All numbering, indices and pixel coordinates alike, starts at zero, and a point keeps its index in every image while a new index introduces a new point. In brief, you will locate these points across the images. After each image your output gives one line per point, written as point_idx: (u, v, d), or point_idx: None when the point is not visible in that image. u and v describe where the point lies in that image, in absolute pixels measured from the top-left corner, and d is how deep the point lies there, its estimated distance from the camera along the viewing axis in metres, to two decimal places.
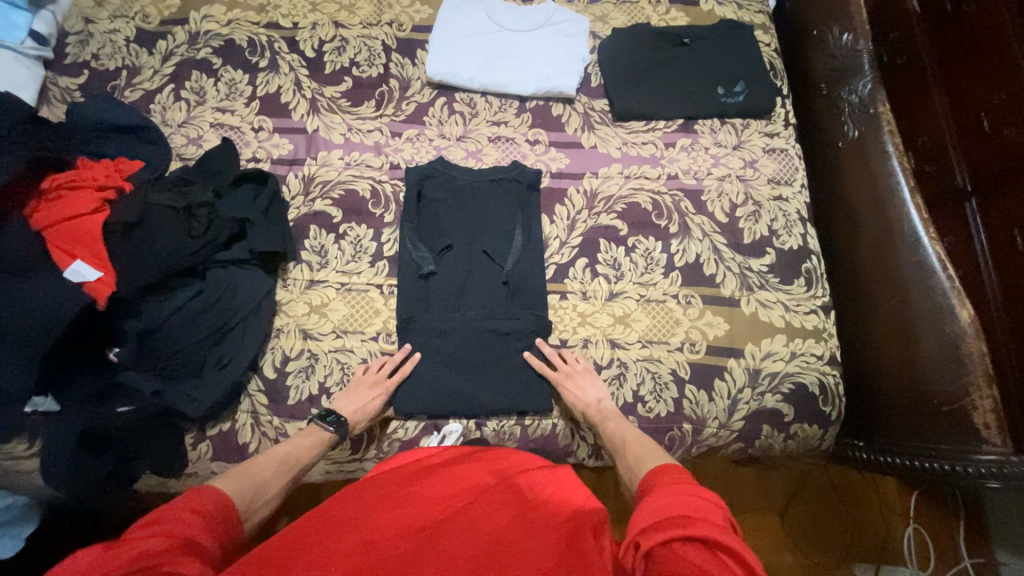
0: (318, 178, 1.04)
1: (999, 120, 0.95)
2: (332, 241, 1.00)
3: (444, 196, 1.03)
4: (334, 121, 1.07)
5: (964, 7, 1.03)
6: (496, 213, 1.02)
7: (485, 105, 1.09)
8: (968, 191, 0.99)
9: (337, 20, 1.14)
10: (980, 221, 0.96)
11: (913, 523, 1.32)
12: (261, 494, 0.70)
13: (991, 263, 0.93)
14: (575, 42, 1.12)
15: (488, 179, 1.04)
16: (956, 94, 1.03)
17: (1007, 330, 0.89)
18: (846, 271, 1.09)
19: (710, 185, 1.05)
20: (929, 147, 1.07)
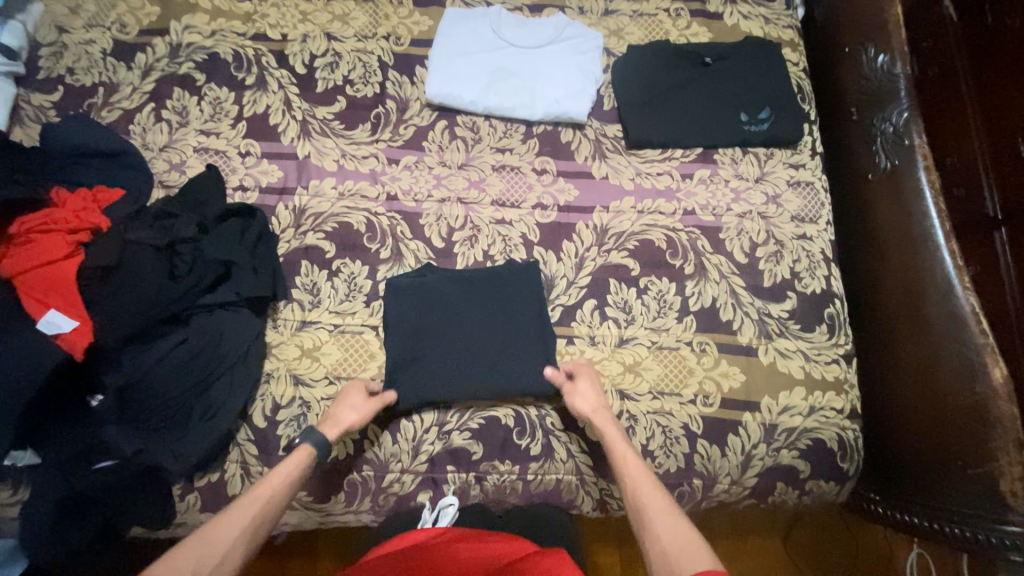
0: (310, 210, 0.97)
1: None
2: (325, 278, 0.94)
3: (436, 309, 0.91)
4: (327, 146, 1.00)
5: (1008, 18, 0.92)
6: (510, 324, 0.91)
7: (488, 129, 1.02)
8: (998, 221, 0.91)
9: (329, 32, 1.06)
10: (1010, 252, 0.89)
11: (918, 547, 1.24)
12: (227, 561, 0.67)
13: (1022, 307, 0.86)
14: (588, 60, 1.03)
15: (487, 286, 0.92)
16: (993, 116, 0.93)
17: None
18: (869, 311, 1.02)
19: (730, 222, 0.98)
20: (959, 168, 0.98)
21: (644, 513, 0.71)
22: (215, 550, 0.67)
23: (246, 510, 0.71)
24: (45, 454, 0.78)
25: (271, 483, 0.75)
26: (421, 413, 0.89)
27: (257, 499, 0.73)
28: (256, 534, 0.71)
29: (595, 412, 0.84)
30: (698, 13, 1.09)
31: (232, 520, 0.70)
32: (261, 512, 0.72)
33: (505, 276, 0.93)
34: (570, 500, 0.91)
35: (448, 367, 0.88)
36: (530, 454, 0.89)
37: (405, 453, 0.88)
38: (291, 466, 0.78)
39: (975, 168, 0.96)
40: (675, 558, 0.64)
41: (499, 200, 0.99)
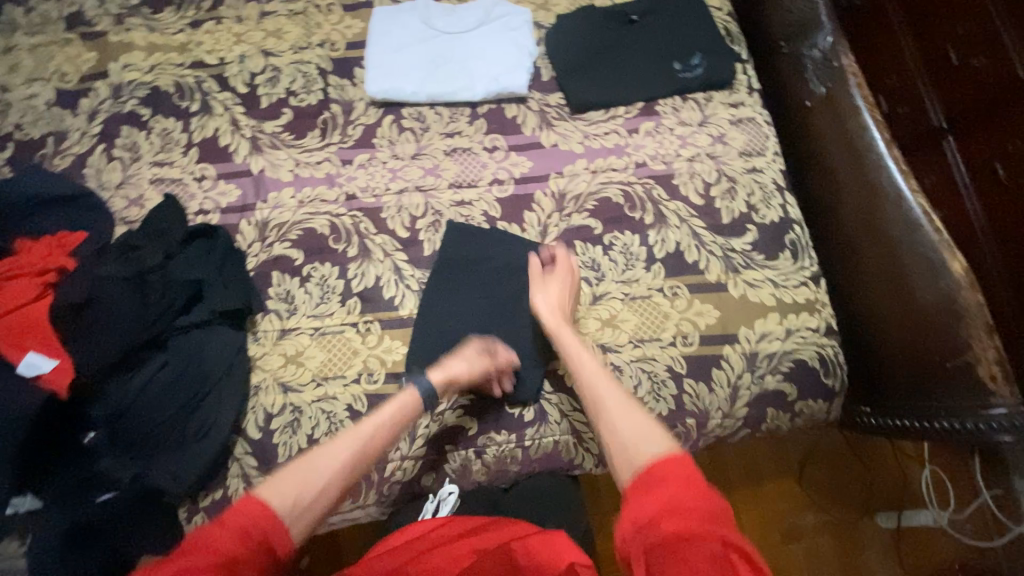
0: (273, 222, 0.98)
1: (966, 53, 1.01)
2: (298, 285, 0.96)
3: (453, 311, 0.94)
4: (280, 158, 1.01)
5: None
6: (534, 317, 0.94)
7: (435, 117, 1.03)
8: (946, 130, 1.08)
9: (265, 49, 1.07)
10: (961, 157, 1.04)
11: (929, 465, 1.33)
12: (323, 492, 0.73)
13: (977, 195, 1.01)
14: (519, 36, 1.04)
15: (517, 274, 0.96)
16: (920, 32, 1.10)
17: (1002, 269, 0.96)
18: (836, 238, 1.05)
19: (681, 168, 1.01)
20: (899, 88, 1.16)
21: (606, 409, 0.77)
22: (315, 471, 0.73)
23: (349, 441, 0.77)
24: (46, 492, 0.80)
25: (378, 422, 0.81)
26: (411, 399, 0.91)
27: (365, 432, 0.79)
28: (357, 468, 0.77)
29: (552, 318, 0.88)
30: None
31: (342, 448, 0.76)
32: (365, 453, 0.78)
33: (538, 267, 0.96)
34: (571, 461, 0.92)
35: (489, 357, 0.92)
36: (525, 421, 0.91)
37: (403, 441, 0.90)
38: (404, 402, 0.84)
39: (916, 88, 1.13)
40: (641, 450, 0.70)
41: (456, 183, 1.00)
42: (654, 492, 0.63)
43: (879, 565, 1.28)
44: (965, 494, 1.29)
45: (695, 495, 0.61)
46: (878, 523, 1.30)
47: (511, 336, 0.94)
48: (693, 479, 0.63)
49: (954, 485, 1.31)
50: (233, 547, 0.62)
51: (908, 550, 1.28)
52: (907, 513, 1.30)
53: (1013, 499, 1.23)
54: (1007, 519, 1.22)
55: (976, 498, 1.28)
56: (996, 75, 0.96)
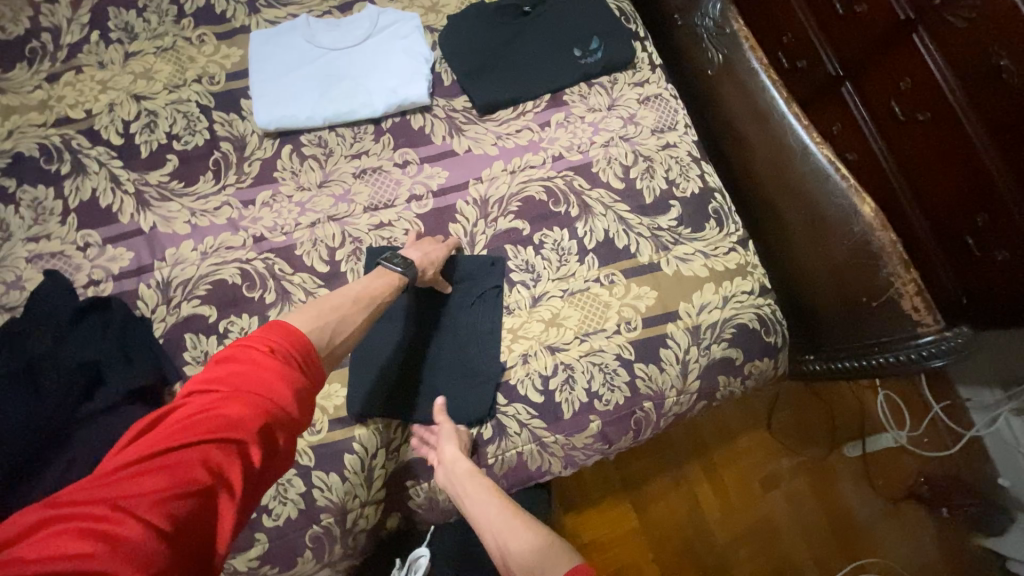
0: (177, 281, 0.90)
1: None
2: (216, 344, 0.88)
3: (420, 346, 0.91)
4: (173, 211, 0.92)
5: None
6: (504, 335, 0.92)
7: (337, 140, 0.97)
8: (841, 76, 1.03)
9: (135, 92, 0.97)
10: None
11: (882, 390, 1.40)
12: (323, 341, 0.68)
13: None
14: (412, 43, 0.99)
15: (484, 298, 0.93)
16: None
17: None
18: (755, 198, 1.07)
19: (597, 155, 1.00)
20: None
21: (495, 530, 0.69)
22: (304, 330, 0.67)
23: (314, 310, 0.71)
24: None
25: (371, 282, 0.81)
26: (361, 441, 0.86)
27: (360, 293, 0.78)
28: (358, 321, 0.75)
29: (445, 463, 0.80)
30: None
31: (299, 322, 0.68)
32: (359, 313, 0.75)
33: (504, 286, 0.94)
34: (538, 469, 0.90)
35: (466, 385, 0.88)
36: (484, 438, 0.88)
37: (359, 488, 0.85)
38: (384, 279, 0.82)
39: None
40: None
41: (371, 205, 0.95)
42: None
43: (855, 494, 1.34)
44: (918, 410, 1.39)
45: None
46: (845, 454, 1.36)
47: (455, 354, 0.90)
48: None
49: (908, 404, 1.39)
50: (234, 411, 0.55)
51: (877, 473, 1.36)
52: (870, 440, 1.37)
53: (959, 407, 1.36)
54: (958, 428, 1.34)
55: (928, 412, 1.38)
56: (879, 18, 0.92)
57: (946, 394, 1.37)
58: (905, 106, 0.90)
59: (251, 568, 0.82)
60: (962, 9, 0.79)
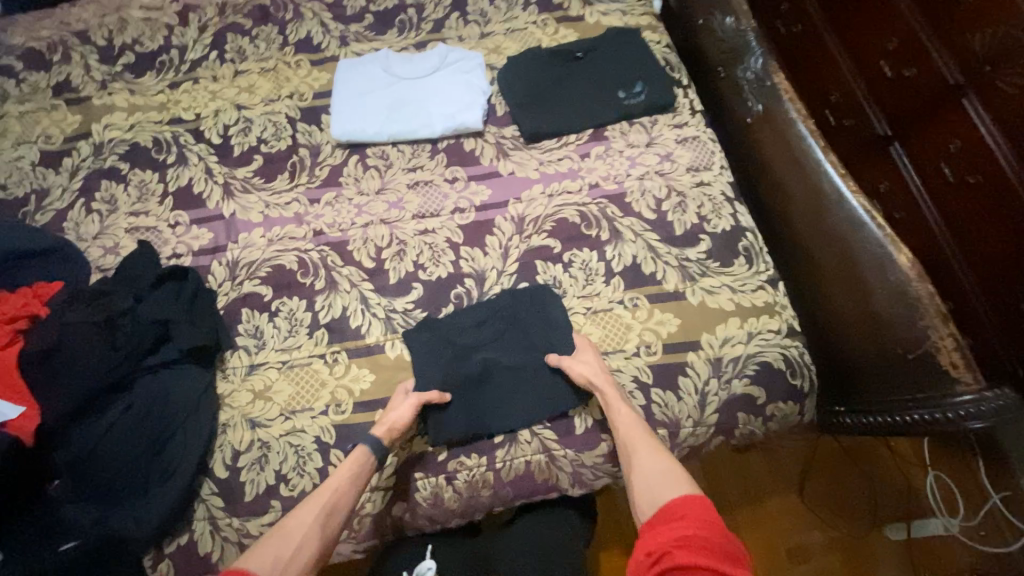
0: (243, 261, 1.02)
1: (897, 65, 1.15)
2: (266, 320, 0.98)
3: (476, 395, 0.91)
4: (250, 202, 1.06)
5: None
6: (530, 342, 0.95)
7: (398, 154, 1.09)
8: (890, 136, 1.19)
9: (238, 103, 1.15)
10: (907, 159, 1.14)
11: (932, 470, 1.29)
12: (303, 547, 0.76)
13: (927, 195, 1.10)
14: (473, 77, 1.12)
15: (478, 329, 0.96)
16: (855, 51, 1.25)
17: (968, 257, 1.02)
18: (790, 242, 1.08)
19: (632, 186, 1.06)
20: (841, 101, 1.30)
21: (632, 441, 0.84)
22: (291, 541, 0.76)
23: (317, 504, 0.80)
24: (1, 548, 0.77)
25: (336, 483, 0.82)
26: None
27: (325, 494, 0.81)
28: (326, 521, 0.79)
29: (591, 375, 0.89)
30: (562, 19, 1.20)
31: (304, 516, 0.78)
32: (327, 509, 0.79)
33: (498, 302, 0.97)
34: (544, 482, 0.91)
35: (538, 390, 0.92)
36: (495, 442, 0.90)
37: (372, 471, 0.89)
38: (349, 470, 0.83)
39: (856, 96, 1.26)
40: (659, 493, 0.77)
41: (419, 213, 1.05)
42: (665, 530, 0.72)
43: None
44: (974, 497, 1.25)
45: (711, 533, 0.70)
46: (888, 537, 1.25)
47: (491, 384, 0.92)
48: (705, 517, 0.72)
49: (964, 492, 1.26)
50: None
51: (924, 563, 1.23)
52: (915, 524, 1.26)
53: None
54: (1021, 523, 1.17)
55: (986, 502, 1.23)
56: (931, 85, 1.07)
57: (1006, 483, 1.21)
58: (955, 166, 1.03)
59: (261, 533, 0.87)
60: (1015, 77, 0.91)
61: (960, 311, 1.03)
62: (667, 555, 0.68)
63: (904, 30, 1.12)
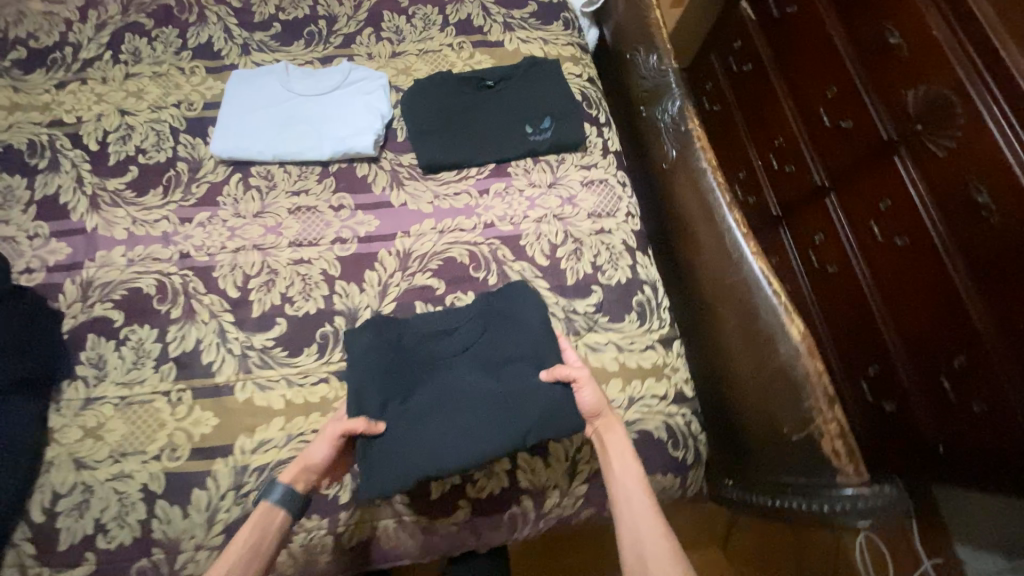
0: (97, 281, 0.94)
1: (836, 118, 1.20)
2: (112, 348, 0.91)
3: (427, 419, 0.79)
4: (117, 216, 0.99)
5: (789, 12, 1.33)
6: (514, 355, 0.84)
7: (283, 176, 1.02)
8: (827, 187, 1.25)
9: (123, 108, 1.07)
10: (840, 212, 1.21)
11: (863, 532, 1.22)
12: None
13: (858, 251, 1.16)
14: (374, 99, 1.05)
15: (445, 341, 0.86)
16: (801, 100, 1.31)
17: (887, 318, 1.08)
18: (699, 300, 1.02)
19: (528, 229, 0.99)
20: (786, 148, 1.37)
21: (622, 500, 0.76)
22: None
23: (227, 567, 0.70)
24: None
25: (244, 542, 0.72)
26: (216, 478, 0.83)
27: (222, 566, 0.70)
28: None
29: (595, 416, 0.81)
30: (480, 44, 1.13)
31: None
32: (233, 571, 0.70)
33: (470, 312, 0.88)
34: (392, 549, 0.83)
35: (507, 413, 0.78)
36: (340, 503, 0.82)
37: (199, 527, 0.81)
38: (269, 523, 0.74)
39: (798, 145, 1.33)
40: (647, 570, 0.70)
41: (296, 241, 0.98)
42: None
43: None
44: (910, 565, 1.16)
45: None
46: None
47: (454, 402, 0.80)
48: None
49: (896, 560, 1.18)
50: None
51: None
52: None
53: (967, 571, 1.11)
54: None
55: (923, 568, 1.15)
56: (865, 138, 1.13)
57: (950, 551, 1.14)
58: (884, 226, 1.09)
59: None
60: (944, 141, 0.96)
61: (883, 373, 1.10)
62: None
63: (842, 83, 1.18)
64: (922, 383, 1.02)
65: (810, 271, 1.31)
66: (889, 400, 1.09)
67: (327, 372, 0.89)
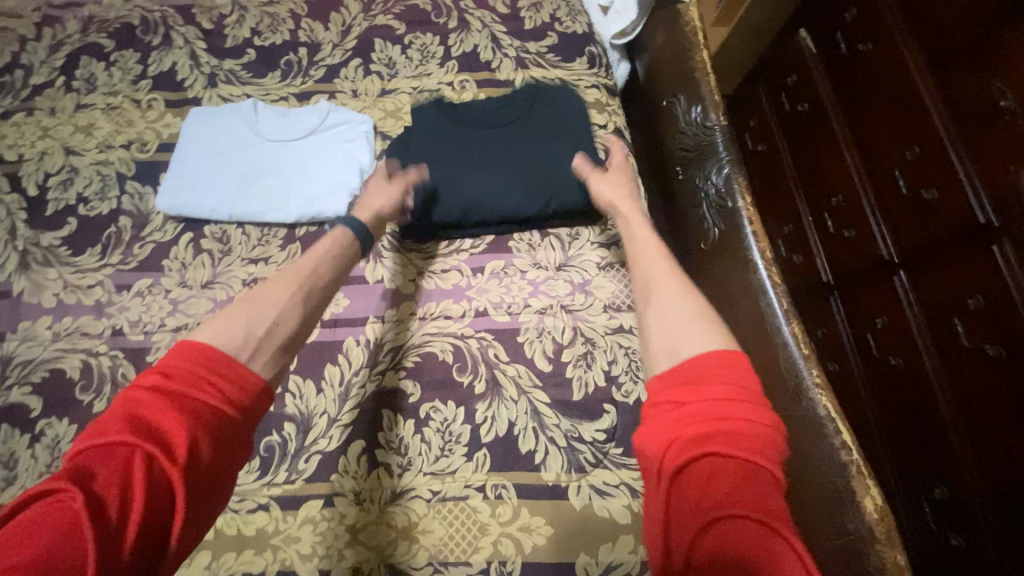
0: (16, 359, 0.80)
1: (915, 180, 0.91)
2: (22, 446, 0.76)
3: (467, 141, 0.87)
4: (48, 279, 0.84)
5: (859, 45, 1.02)
6: (558, 134, 0.88)
7: (240, 237, 0.85)
8: (896, 264, 0.96)
9: (69, 145, 0.92)
10: (912, 298, 0.92)
11: None
12: (278, 322, 0.63)
13: (934, 354, 0.88)
14: (353, 148, 0.88)
15: (496, 119, 0.89)
16: (866, 149, 1.01)
17: (966, 447, 0.83)
18: None
19: (528, 321, 0.82)
20: (844, 206, 1.07)
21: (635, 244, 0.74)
22: (262, 309, 0.62)
23: (290, 279, 0.67)
24: None
25: (311, 259, 0.71)
26: None
27: (302, 271, 0.69)
28: (301, 307, 0.66)
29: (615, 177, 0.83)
30: (486, 83, 0.94)
31: (278, 286, 0.66)
32: (300, 283, 0.68)
33: (519, 92, 0.91)
34: None
35: (534, 188, 0.84)
36: None
37: None
38: (328, 243, 0.74)
39: (859, 205, 1.03)
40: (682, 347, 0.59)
41: None
42: (687, 396, 0.54)
43: None
44: None
45: (746, 401, 0.51)
46: None
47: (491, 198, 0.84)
48: (743, 376, 0.54)
49: None
50: None
51: None
52: None
53: None
54: None
55: None
56: (952, 213, 0.84)
57: None
58: (972, 327, 0.82)
59: None
60: None
61: (955, 501, 0.86)
62: (689, 436, 0.50)
63: (928, 137, 0.88)
64: (1009, 535, 0.78)
65: (863, 355, 1.04)
66: (955, 531, 0.86)
67: (269, 496, 0.73)
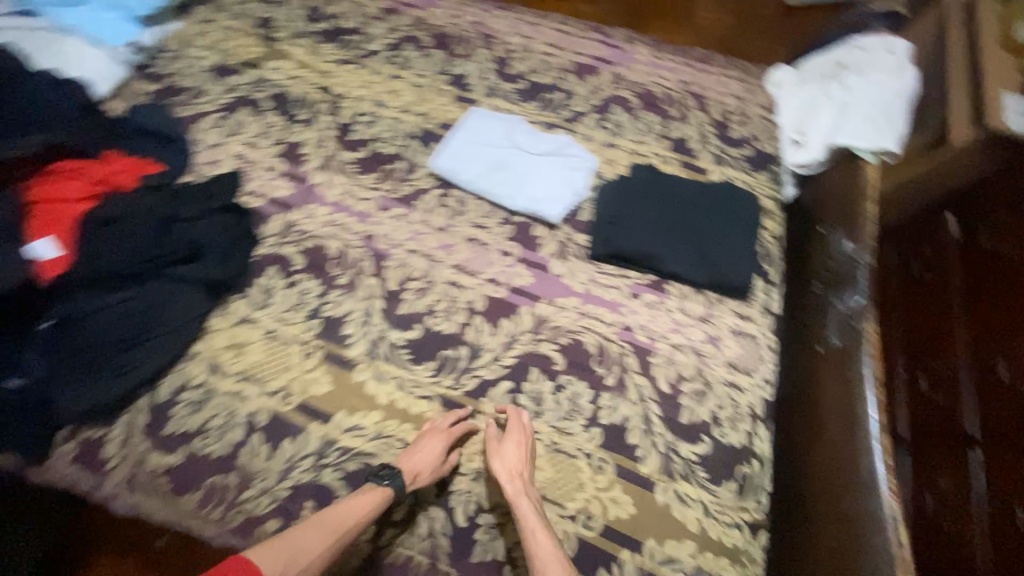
0: (296, 226, 1.10)
1: (1014, 372, 1.00)
2: (280, 285, 1.04)
3: (664, 213, 1.10)
4: (335, 182, 1.16)
5: (984, 240, 1.15)
6: (734, 234, 1.09)
7: (474, 206, 1.13)
8: (976, 439, 1.04)
9: (379, 99, 1.27)
10: (984, 474, 1.00)
11: None
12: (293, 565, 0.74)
13: (991, 530, 0.95)
14: (577, 177, 1.15)
15: (689, 202, 1.12)
16: (974, 329, 1.11)
17: None
18: (806, 503, 0.95)
19: (662, 349, 1.00)
20: (941, 373, 1.18)
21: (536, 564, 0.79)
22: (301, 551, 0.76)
23: (324, 528, 0.78)
24: None
25: (350, 513, 0.81)
26: (306, 438, 0.91)
27: (337, 525, 0.79)
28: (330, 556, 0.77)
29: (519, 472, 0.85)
30: (686, 165, 1.20)
31: (313, 538, 0.77)
32: (335, 540, 0.78)
33: (713, 188, 1.14)
34: None
35: (705, 269, 1.06)
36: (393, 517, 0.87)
37: (273, 474, 0.89)
38: (370, 504, 0.82)
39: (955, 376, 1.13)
40: None
41: (460, 265, 1.07)
42: None
43: None
44: None
45: None
46: None
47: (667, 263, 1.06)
48: None
49: None
50: None
51: None
52: None
53: None
54: None
55: None
56: None
57: None
58: None
59: (156, 469, 0.89)
60: None
61: None
62: None
63: None
64: None
65: (925, 508, 1.14)
66: None
67: (435, 393, 0.96)
